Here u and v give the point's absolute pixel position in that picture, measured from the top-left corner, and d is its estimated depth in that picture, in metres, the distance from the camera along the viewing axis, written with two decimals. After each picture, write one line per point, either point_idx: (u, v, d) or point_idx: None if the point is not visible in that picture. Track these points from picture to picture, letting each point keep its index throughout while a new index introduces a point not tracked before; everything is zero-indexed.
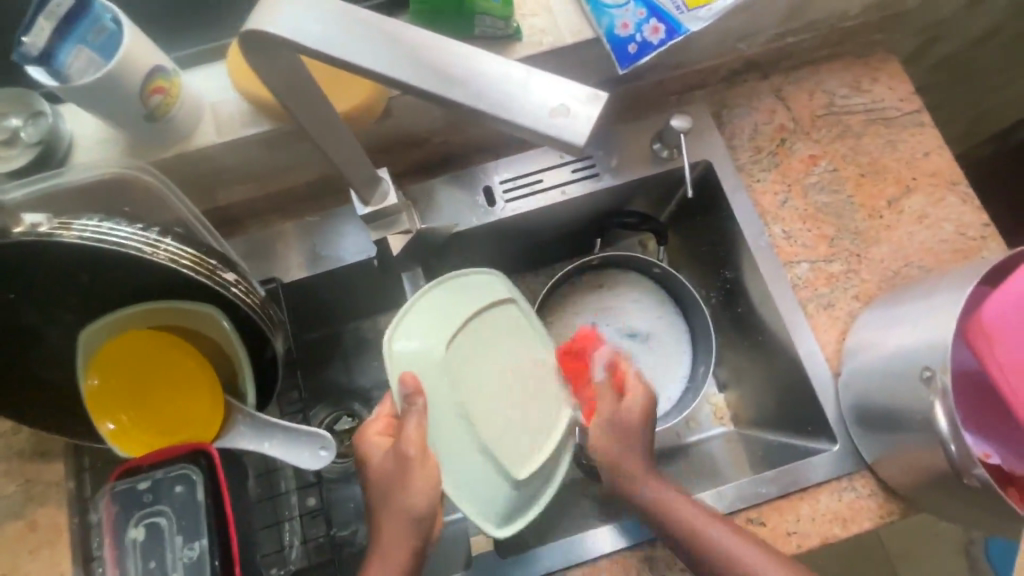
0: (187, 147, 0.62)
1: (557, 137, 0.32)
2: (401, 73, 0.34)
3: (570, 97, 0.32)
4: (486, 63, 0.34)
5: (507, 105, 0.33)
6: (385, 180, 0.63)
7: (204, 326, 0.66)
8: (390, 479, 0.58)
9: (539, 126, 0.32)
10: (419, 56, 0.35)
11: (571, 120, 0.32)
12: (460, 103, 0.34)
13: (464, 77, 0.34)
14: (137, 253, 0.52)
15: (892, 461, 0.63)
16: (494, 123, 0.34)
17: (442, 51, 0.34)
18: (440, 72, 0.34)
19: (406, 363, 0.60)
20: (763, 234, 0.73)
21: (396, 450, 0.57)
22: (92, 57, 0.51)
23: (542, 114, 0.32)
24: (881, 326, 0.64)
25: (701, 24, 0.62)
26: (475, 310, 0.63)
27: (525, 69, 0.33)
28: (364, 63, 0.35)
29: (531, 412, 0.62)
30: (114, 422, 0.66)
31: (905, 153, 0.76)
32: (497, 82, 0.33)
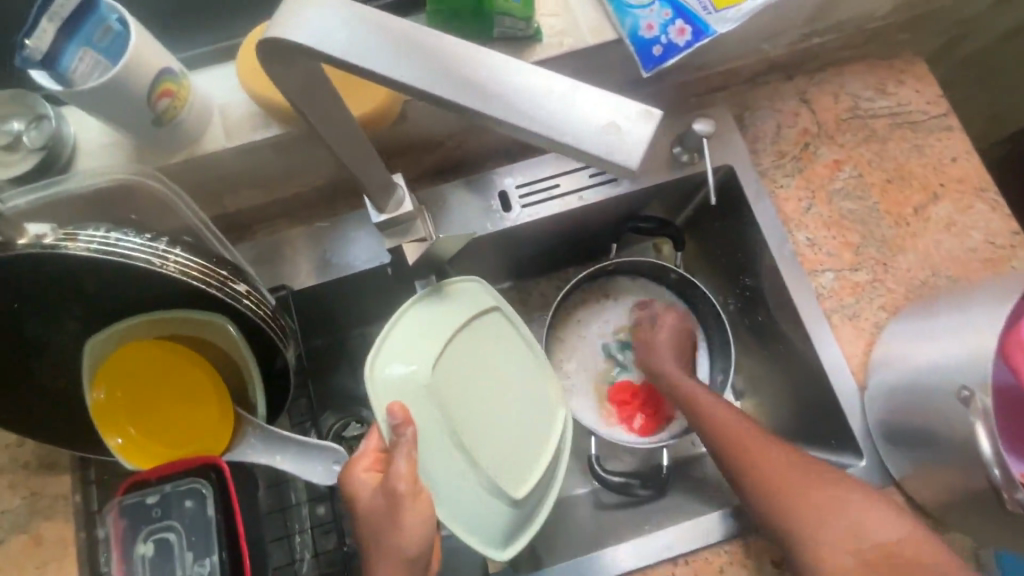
0: (197, 152, 0.60)
1: (609, 157, 0.30)
2: (435, 86, 0.32)
3: (619, 114, 0.31)
4: (524, 77, 0.32)
5: (551, 122, 0.31)
6: (401, 187, 0.61)
7: (211, 335, 0.64)
8: (381, 520, 0.55)
9: (587, 146, 0.30)
10: (453, 67, 0.32)
11: (621, 138, 0.30)
12: (501, 119, 0.31)
13: (503, 90, 0.32)
14: (146, 266, 0.50)
15: (921, 478, 0.61)
16: (536, 142, 0.32)
17: (476, 62, 0.32)
18: (476, 86, 0.32)
19: (392, 385, 0.61)
20: (787, 242, 0.71)
21: (386, 486, 0.55)
22: (97, 59, 0.49)
23: (590, 133, 0.30)
24: (912, 338, 0.62)
25: (729, 26, 0.59)
26: (462, 326, 0.66)
27: (568, 83, 0.31)
28: (394, 75, 0.33)
29: (519, 423, 0.66)
30: (121, 436, 0.64)
31: (932, 158, 0.73)
32: (539, 96, 0.31)
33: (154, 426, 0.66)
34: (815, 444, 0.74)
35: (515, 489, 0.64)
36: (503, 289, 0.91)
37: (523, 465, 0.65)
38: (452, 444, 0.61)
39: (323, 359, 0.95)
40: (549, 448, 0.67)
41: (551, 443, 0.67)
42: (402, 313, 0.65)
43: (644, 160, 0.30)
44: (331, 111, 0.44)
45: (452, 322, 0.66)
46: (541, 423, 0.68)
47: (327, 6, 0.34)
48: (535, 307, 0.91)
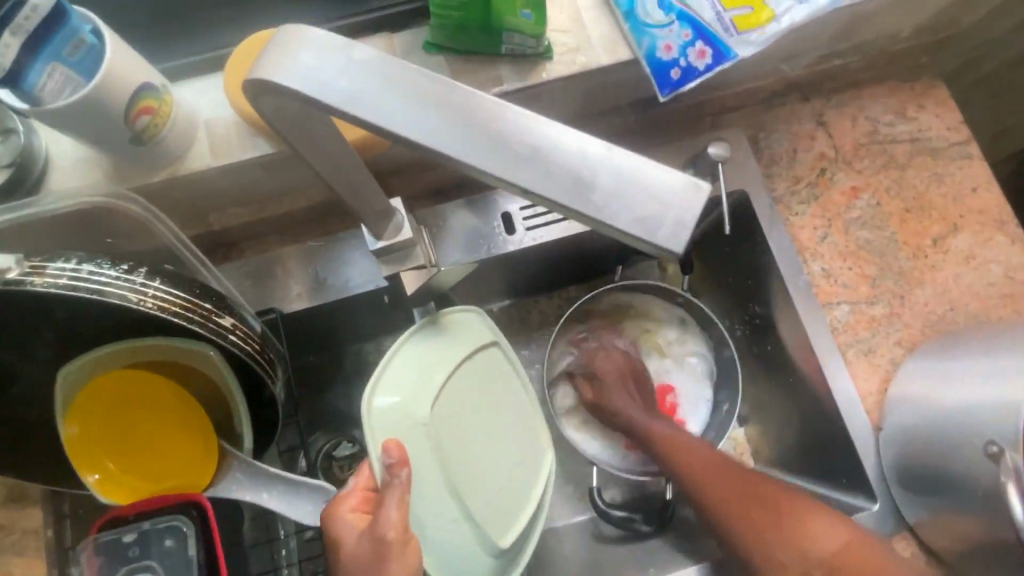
0: (181, 171, 0.56)
1: (650, 238, 0.27)
2: (454, 147, 0.29)
3: (664, 189, 0.28)
4: (554, 141, 0.29)
5: (587, 195, 0.28)
6: (400, 212, 0.57)
7: (193, 364, 0.60)
8: (368, 569, 0.51)
9: (626, 224, 0.27)
10: (473, 125, 0.29)
11: (664, 215, 0.27)
12: (529, 188, 0.28)
13: (532, 155, 0.28)
14: (121, 302, 0.46)
15: (938, 526, 0.59)
16: (568, 213, 0.29)
17: (501, 120, 0.29)
18: (499, 148, 0.28)
19: (386, 420, 0.58)
20: (802, 272, 0.69)
21: (373, 532, 0.51)
22: (69, 75, 0.44)
23: (630, 209, 0.28)
24: (932, 380, 0.60)
25: (751, 49, 0.56)
26: (460, 360, 0.62)
27: (606, 148, 0.28)
28: (404, 131, 0.29)
29: (513, 463, 0.63)
30: (99, 472, 0.60)
31: (952, 188, 0.71)
32: (573, 165, 0.28)
33: (132, 459, 0.62)
34: (824, 480, 0.71)
35: (501, 536, 0.61)
36: (503, 308, 0.87)
37: (513, 507, 0.62)
38: (445, 483, 0.57)
39: (314, 377, 0.91)
40: (538, 490, 0.65)
41: (543, 484, 0.65)
42: (401, 339, 0.61)
43: (689, 240, 0.27)
44: (326, 147, 0.39)
45: (452, 353, 0.62)
46: (535, 461, 0.65)
47: (328, 44, 0.30)
48: (534, 327, 0.88)
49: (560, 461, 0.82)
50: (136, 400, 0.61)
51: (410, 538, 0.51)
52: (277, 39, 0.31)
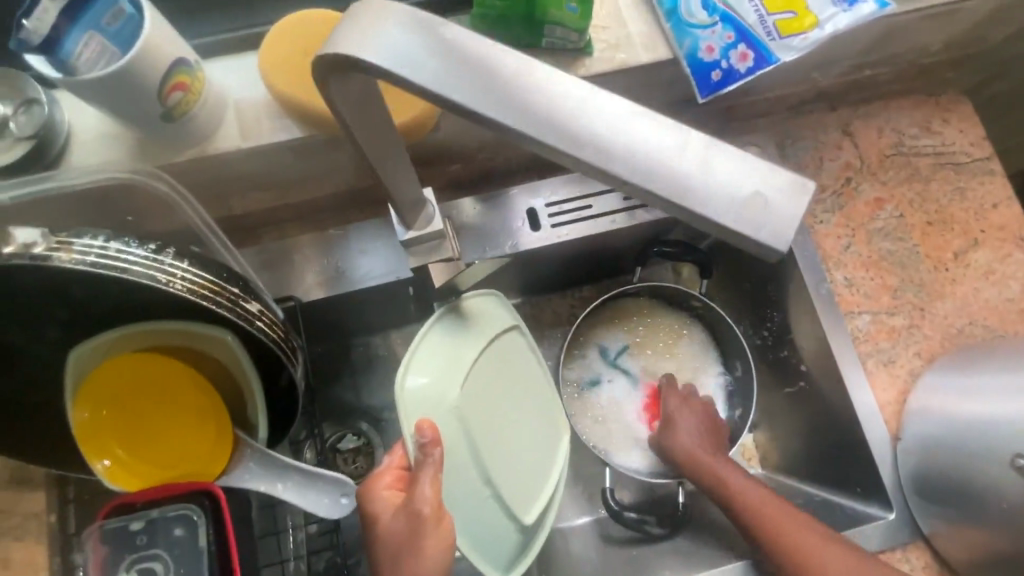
0: (209, 150, 0.54)
1: (750, 233, 0.27)
2: (541, 131, 0.28)
3: (765, 183, 0.27)
4: (649, 129, 0.28)
5: (686, 187, 0.27)
6: (430, 203, 0.56)
7: (208, 348, 0.58)
8: (404, 544, 0.50)
9: (727, 218, 0.27)
10: (559, 106, 0.28)
11: (765, 212, 0.27)
12: (624, 178, 0.27)
13: (626, 144, 0.28)
14: (151, 283, 0.45)
15: (954, 536, 0.59)
16: (664, 207, 0.28)
17: (589, 103, 0.28)
18: (592, 134, 0.28)
19: (417, 401, 0.56)
20: (824, 280, 0.69)
21: (408, 507, 0.50)
22: (105, 45, 0.43)
23: (730, 203, 0.27)
24: (952, 391, 0.60)
25: (793, 55, 0.55)
26: (485, 346, 0.61)
27: (705, 139, 0.27)
28: (490, 112, 0.28)
29: (536, 451, 0.63)
30: (109, 458, 0.58)
31: (974, 203, 0.71)
32: (671, 155, 0.27)
33: (142, 445, 0.60)
34: (837, 488, 0.71)
35: (525, 515, 0.60)
36: (516, 304, 0.86)
37: (534, 489, 0.62)
38: (473, 463, 0.57)
39: (322, 368, 0.90)
40: (557, 478, 0.64)
41: (562, 474, 0.65)
42: (431, 325, 0.60)
43: (789, 235, 0.27)
44: (381, 127, 0.38)
45: (479, 339, 0.62)
46: (553, 451, 0.65)
47: (407, 19, 0.29)
48: (547, 325, 0.86)
49: (570, 460, 0.82)
50: (148, 386, 0.59)
51: (445, 515, 0.51)
52: (355, 13, 0.30)
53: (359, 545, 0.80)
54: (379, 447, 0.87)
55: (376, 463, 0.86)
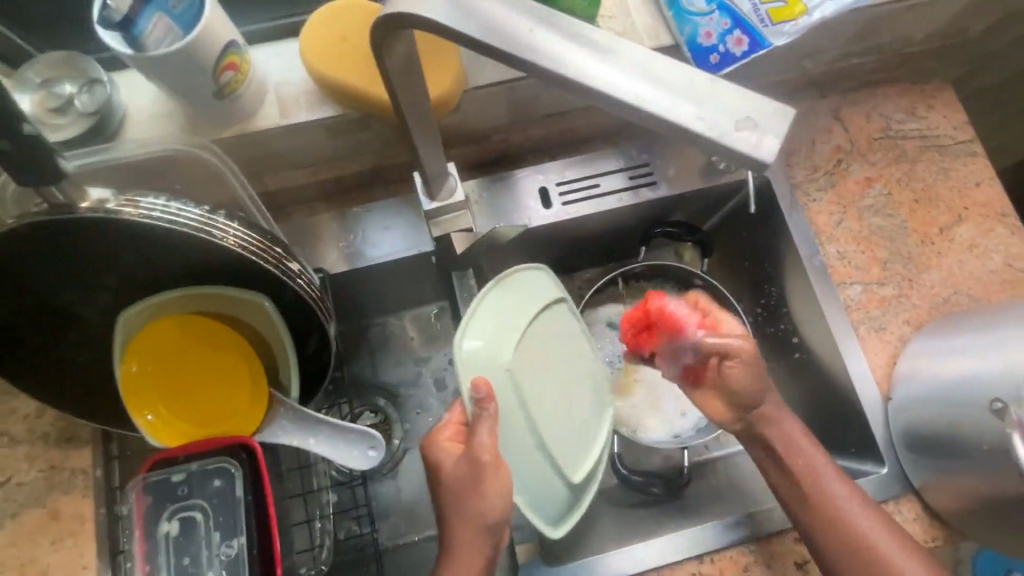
0: (251, 128, 0.60)
1: (745, 151, 0.31)
2: (565, 71, 0.33)
3: (757, 110, 0.32)
4: (658, 70, 0.33)
5: (690, 115, 0.32)
6: (454, 176, 0.61)
7: (247, 313, 0.63)
8: (467, 489, 0.55)
9: (725, 138, 0.31)
10: (579, 55, 0.33)
11: (759, 136, 0.31)
12: (634, 109, 0.32)
13: (636, 80, 0.33)
14: (209, 239, 0.51)
15: (943, 488, 0.63)
16: (670, 134, 0.32)
17: (604, 54, 0.33)
18: (608, 74, 0.33)
19: (473, 363, 0.60)
20: (818, 253, 0.73)
21: (467, 457, 0.56)
22: (171, 25, 0.48)
23: (727, 126, 0.31)
24: (936, 352, 0.64)
25: (784, 40, 0.60)
26: (534, 314, 0.65)
27: (705, 77, 0.32)
28: (522, 58, 0.34)
29: (578, 414, 0.67)
30: (151, 413, 0.62)
31: (958, 182, 0.76)
32: (675, 89, 0.32)
33: (181, 403, 0.64)
34: (832, 451, 0.75)
35: (573, 474, 0.65)
36: None
37: (580, 449, 0.66)
38: (526, 424, 0.61)
39: (341, 347, 0.94)
40: (598, 439, 0.68)
41: (602, 435, 0.69)
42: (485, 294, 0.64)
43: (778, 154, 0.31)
44: (419, 95, 0.43)
45: (527, 307, 0.65)
46: (596, 414, 0.69)
47: None
48: None
49: None
50: (190, 347, 0.63)
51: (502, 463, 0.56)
52: None
53: (378, 511, 0.87)
54: (396, 423, 0.91)
55: (393, 438, 0.90)
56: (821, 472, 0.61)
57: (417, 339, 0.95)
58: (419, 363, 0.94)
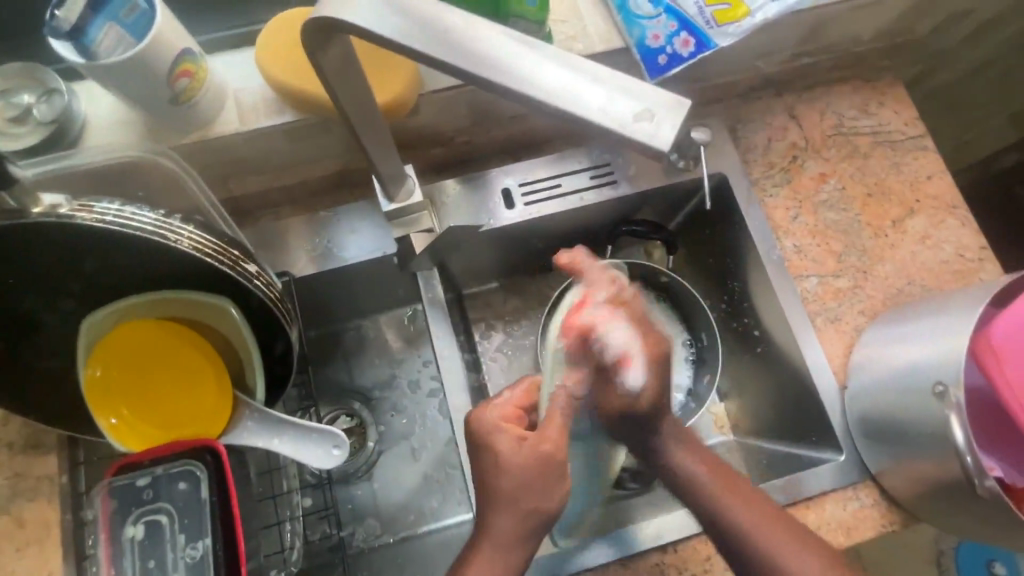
0: (210, 134, 0.61)
1: (643, 140, 0.33)
2: (477, 67, 0.35)
3: (655, 102, 0.33)
4: (563, 66, 0.34)
5: (592, 106, 0.33)
6: (411, 177, 0.62)
7: (212, 317, 0.64)
8: (536, 484, 0.52)
9: (624, 128, 0.33)
10: (493, 51, 0.35)
11: (656, 125, 0.33)
12: (541, 102, 0.34)
13: (543, 76, 0.34)
14: (162, 241, 0.52)
15: (896, 473, 0.64)
16: (576, 125, 0.34)
17: (516, 50, 0.35)
18: (518, 70, 0.34)
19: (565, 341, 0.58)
20: (776, 247, 0.75)
21: (542, 450, 0.52)
22: (122, 34, 0.49)
23: (626, 118, 0.33)
24: (887, 342, 0.66)
25: (729, 40, 0.62)
26: None
27: (608, 72, 0.34)
28: (438, 55, 0.35)
29: None
30: (115, 417, 0.63)
31: (909, 176, 0.79)
32: (579, 82, 0.34)
33: (147, 407, 0.65)
34: (795, 441, 0.76)
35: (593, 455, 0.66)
36: (491, 289, 0.89)
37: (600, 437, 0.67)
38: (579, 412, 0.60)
39: (316, 351, 0.95)
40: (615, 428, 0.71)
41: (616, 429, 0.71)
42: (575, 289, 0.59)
43: (675, 142, 0.33)
44: (360, 96, 0.45)
45: None
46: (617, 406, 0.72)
47: None
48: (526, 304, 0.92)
49: None
50: (156, 352, 0.64)
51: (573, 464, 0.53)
52: None
53: (352, 514, 0.87)
54: (371, 425, 0.92)
55: (368, 441, 0.91)
56: (711, 491, 0.59)
57: (391, 341, 0.96)
58: (393, 365, 0.95)
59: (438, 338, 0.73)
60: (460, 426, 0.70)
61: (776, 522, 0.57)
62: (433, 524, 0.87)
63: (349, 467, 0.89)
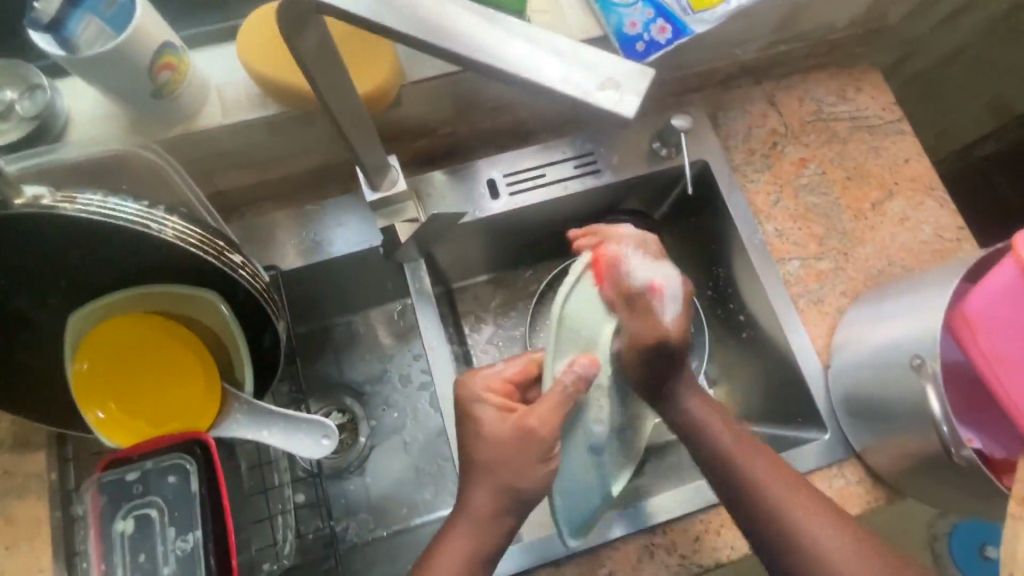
0: (193, 127, 0.61)
1: (608, 108, 0.33)
2: (445, 43, 0.35)
3: (619, 72, 0.34)
4: (528, 40, 0.35)
5: (558, 77, 0.34)
6: (395, 167, 0.63)
7: (199, 311, 0.64)
8: (515, 458, 0.53)
9: (589, 97, 0.34)
10: (461, 28, 0.36)
11: (620, 94, 0.34)
12: (507, 74, 0.34)
13: (510, 50, 0.35)
14: (145, 231, 0.53)
15: (881, 450, 0.65)
16: (543, 98, 0.35)
17: (483, 27, 0.36)
18: (485, 45, 0.35)
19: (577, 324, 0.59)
20: (758, 232, 0.76)
21: (525, 424, 0.53)
22: (102, 27, 0.50)
23: (591, 87, 0.34)
24: (867, 321, 0.67)
25: (705, 27, 0.63)
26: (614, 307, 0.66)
27: (573, 44, 0.35)
28: (407, 32, 0.36)
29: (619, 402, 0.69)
30: (102, 410, 0.63)
31: (887, 159, 0.80)
32: (544, 55, 0.34)
33: (135, 401, 0.65)
34: (782, 423, 0.77)
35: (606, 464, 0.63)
36: (482, 282, 0.90)
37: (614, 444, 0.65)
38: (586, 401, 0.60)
39: (306, 348, 0.95)
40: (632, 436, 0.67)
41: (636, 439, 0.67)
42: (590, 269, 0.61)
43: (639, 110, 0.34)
44: (338, 80, 0.46)
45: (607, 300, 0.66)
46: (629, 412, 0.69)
47: None
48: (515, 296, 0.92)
49: None
50: (144, 346, 0.64)
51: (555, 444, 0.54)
52: None
53: (345, 509, 0.87)
54: (362, 420, 0.92)
55: (360, 435, 0.91)
56: (756, 480, 0.57)
57: (381, 336, 0.96)
58: (384, 360, 0.95)
59: (427, 329, 0.74)
60: (450, 414, 0.71)
61: (816, 510, 0.56)
62: (426, 516, 0.87)
63: (340, 461, 0.89)
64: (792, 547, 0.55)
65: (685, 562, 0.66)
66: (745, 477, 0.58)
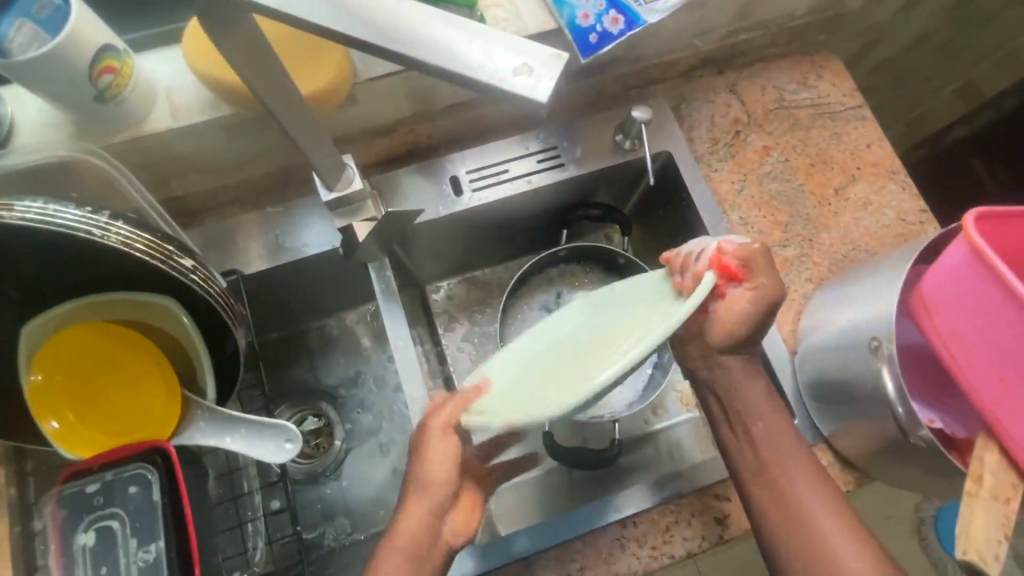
0: (142, 132, 0.60)
1: (521, 95, 0.33)
2: (360, 33, 0.35)
3: (535, 56, 0.34)
4: (443, 27, 0.35)
5: (474, 64, 0.34)
6: (350, 167, 0.62)
7: (159, 319, 0.63)
8: None
9: (502, 84, 0.33)
10: (380, 18, 0.35)
11: (535, 80, 0.33)
12: (423, 63, 0.34)
13: (423, 39, 0.35)
14: (87, 236, 0.52)
15: (846, 433, 0.66)
16: (459, 86, 0.34)
17: (400, 13, 0.35)
18: (400, 36, 0.35)
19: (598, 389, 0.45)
20: (723, 220, 0.76)
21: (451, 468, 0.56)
22: (36, 31, 0.49)
23: (505, 73, 0.33)
24: (831, 306, 0.67)
25: (658, 17, 0.65)
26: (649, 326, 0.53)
27: (490, 33, 0.34)
28: (323, 24, 0.36)
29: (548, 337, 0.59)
30: (58, 421, 0.61)
31: (850, 145, 0.80)
32: (460, 43, 0.34)
33: (95, 412, 0.64)
34: None
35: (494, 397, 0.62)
36: (453, 281, 0.89)
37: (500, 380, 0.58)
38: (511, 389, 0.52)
39: (279, 353, 0.94)
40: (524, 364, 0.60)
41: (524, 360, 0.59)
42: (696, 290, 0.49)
43: (553, 94, 0.33)
44: (273, 78, 0.45)
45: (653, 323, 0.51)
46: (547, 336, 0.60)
47: None
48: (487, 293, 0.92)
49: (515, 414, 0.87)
50: (103, 355, 0.63)
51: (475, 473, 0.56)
52: None
53: (321, 514, 0.87)
54: (337, 424, 0.91)
55: (334, 439, 0.90)
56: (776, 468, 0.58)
57: (354, 339, 0.95)
58: (358, 362, 0.95)
59: (393, 329, 0.73)
60: (418, 415, 0.70)
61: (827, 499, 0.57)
62: None
63: (314, 466, 0.88)
64: (810, 539, 0.55)
65: (657, 553, 0.66)
66: (773, 465, 0.59)
